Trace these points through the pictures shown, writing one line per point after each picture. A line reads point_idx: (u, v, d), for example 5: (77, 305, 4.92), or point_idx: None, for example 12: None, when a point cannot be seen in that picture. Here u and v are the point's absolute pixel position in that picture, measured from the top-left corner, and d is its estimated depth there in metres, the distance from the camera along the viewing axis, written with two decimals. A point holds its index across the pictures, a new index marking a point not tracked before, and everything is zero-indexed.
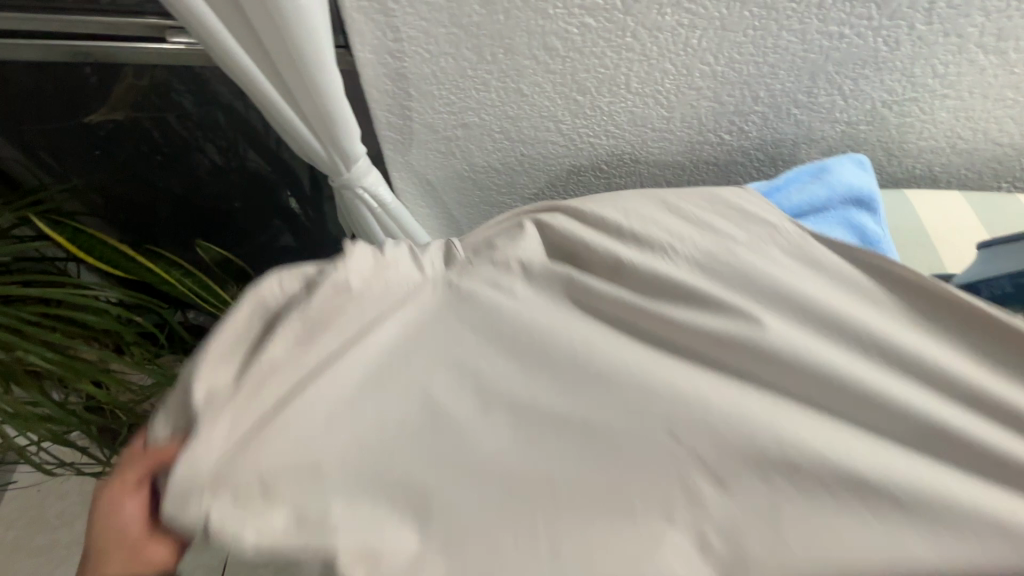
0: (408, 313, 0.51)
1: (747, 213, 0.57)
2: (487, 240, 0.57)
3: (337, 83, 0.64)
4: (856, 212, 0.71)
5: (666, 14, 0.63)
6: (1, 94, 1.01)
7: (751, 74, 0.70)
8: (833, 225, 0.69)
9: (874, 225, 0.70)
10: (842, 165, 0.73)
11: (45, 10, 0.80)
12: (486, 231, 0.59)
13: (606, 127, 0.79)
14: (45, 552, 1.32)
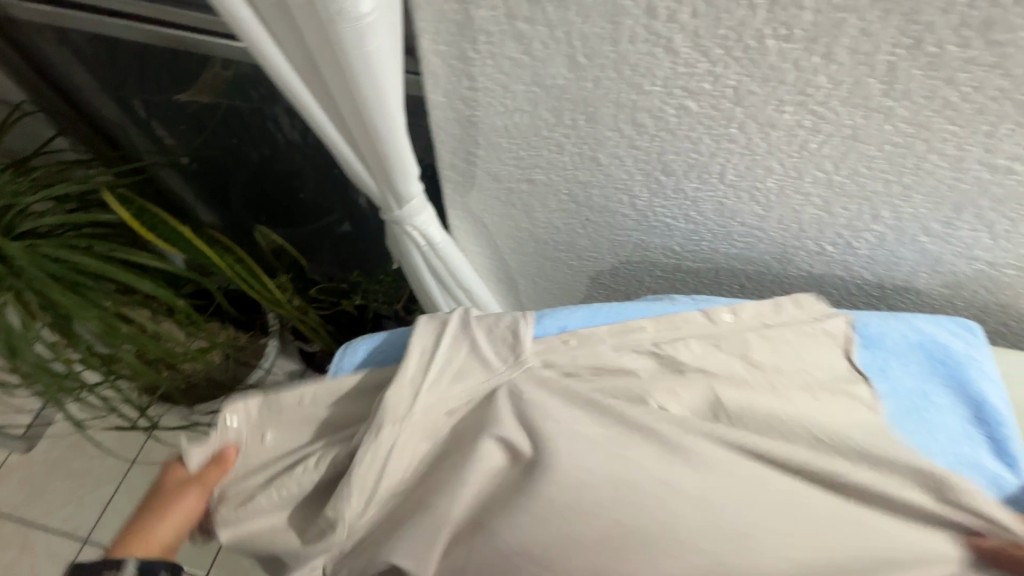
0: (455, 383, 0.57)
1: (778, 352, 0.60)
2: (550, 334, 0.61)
3: (396, 129, 0.59)
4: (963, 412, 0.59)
5: (785, 111, 0.52)
6: (108, 62, 1.05)
7: (877, 191, 0.58)
8: (924, 408, 0.59)
9: (970, 437, 0.57)
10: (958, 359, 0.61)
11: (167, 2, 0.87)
12: (555, 321, 0.63)
13: (687, 212, 0.70)
14: (77, 479, 1.41)
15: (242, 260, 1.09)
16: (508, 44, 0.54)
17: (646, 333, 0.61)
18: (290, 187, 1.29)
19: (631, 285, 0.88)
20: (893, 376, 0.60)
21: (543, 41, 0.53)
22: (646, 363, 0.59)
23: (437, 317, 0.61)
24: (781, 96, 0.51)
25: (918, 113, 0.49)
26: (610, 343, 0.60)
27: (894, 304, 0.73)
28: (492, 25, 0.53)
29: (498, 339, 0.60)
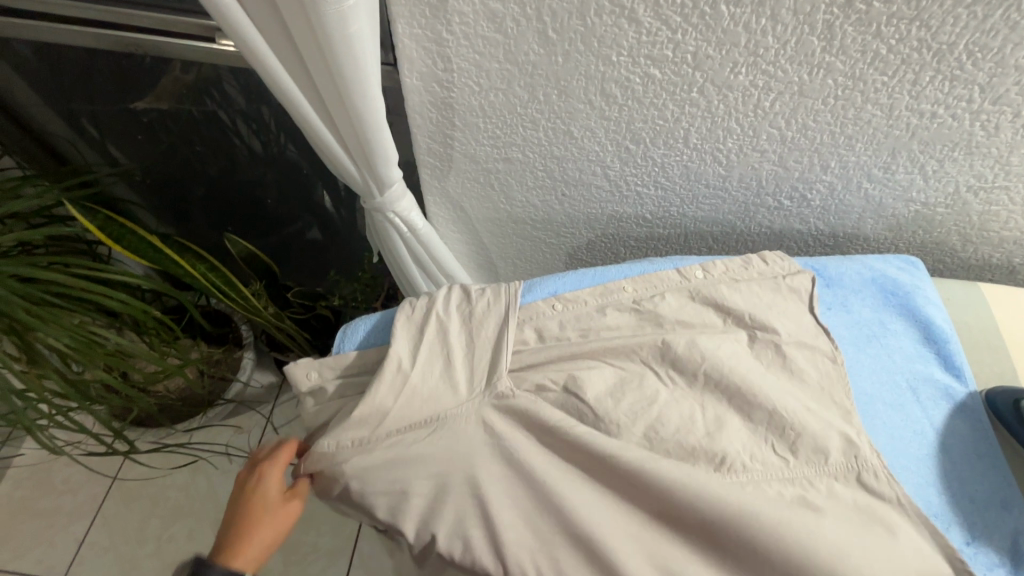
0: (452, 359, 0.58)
1: (755, 295, 0.64)
2: (542, 303, 0.63)
3: (378, 113, 0.60)
4: (912, 338, 0.65)
5: (740, 73, 0.57)
6: (52, 74, 1.01)
7: (824, 143, 0.64)
8: (877, 336, 0.65)
9: (919, 359, 0.64)
10: (909, 292, 0.67)
11: (132, 5, 0.84)
12: (545, 288, 0.65)
13: (656, 178, 0.74)
14: (47, 516, 1.33)
15: (214, 268, 1.07)
16: (481, 24, 0.57)
17: (631, 294, 0.64)
18: (254, 195, 1.27)
19: (607, 257, 0.92)
20: (850, 310, 0.66)
21: (514, 19, 0.56)
22: (631, 322, 0.63)
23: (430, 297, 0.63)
24: (735, 58, 0.56)
25: (854, 66, 0.55)
26: (597, 306, 0.64)
27: (847, 251, 0.80)
28: (465, 6, 0.55)
29: (493, 316, 0.61)
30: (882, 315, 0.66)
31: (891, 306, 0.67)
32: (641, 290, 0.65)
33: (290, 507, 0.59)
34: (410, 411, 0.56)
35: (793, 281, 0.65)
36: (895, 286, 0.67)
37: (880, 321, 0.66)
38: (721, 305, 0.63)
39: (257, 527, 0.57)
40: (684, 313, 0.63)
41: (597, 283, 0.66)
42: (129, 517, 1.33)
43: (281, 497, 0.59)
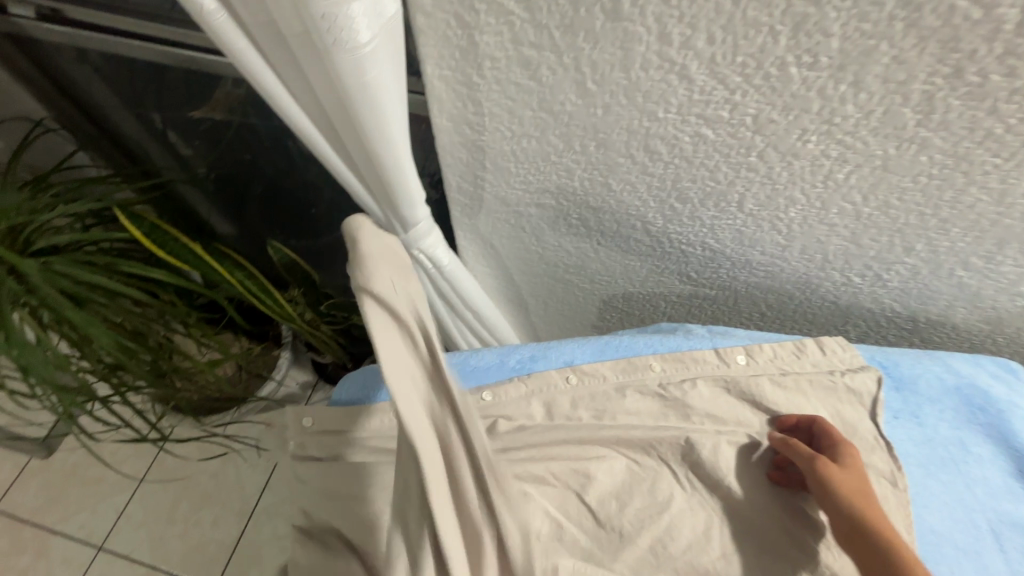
0: None
1: (804, 392, 0.56)
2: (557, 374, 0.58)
3: (398, 156, 0.57)
4: (995, 466, 0.55)
5: (809, 141, 0.49)
6: (125, 79, 1.06)
7: (910, 224, 0.54)
8: (954, 458, 0.54)
9: (1002, 495, 0.53)
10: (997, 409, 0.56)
11: (192, 23, 0.86)
12: (563, 354, 0.60)
13: (704, 239, 0.66)
14: (94, 484, 1.43)
15: (252, 276, 1.09)
16: (514, 70, 0.52)
17: (659, 376, 0.58)
18: (302, 201, 1.29)
19: (644, 309, 0.85)
20: (924, 422, 0.56)
21: (550, 67, 0.50)
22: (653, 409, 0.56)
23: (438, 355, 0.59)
24: (804, 125, 0.48)
25: (957, 145, 0.45)
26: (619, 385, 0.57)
27: (928, 337, 0.69)
28: (497, 51, 0.50)
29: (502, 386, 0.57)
30: (962, 432, 0.56)
31: (974, 423, 0.56)
32: (670, 371, 0.58)
33: None
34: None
35: (854, 382, 0.56)
36: (982, 401, 0.57)
37: (959, 440, 0.55)
38: (759, 399, 0.56)
39: None
40: (716, 405, 0.56)
41: (623, 356, 0.60)
42: (163, 499, 1.40)
43: None
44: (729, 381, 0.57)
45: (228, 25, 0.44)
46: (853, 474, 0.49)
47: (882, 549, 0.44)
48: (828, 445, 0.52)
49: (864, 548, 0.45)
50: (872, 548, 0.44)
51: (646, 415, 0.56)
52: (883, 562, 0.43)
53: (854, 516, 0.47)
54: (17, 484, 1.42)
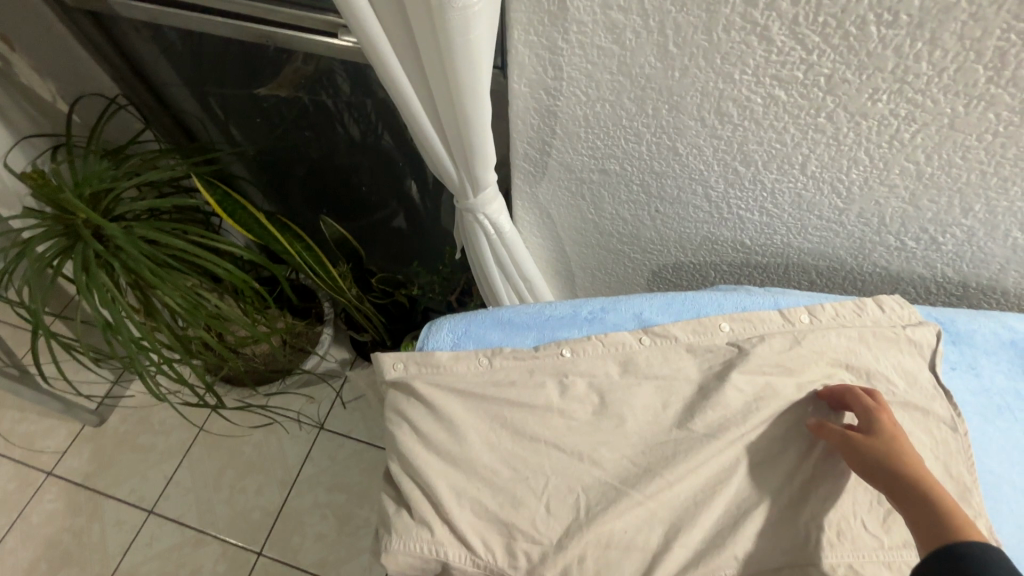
0: (533, 376, 0.58)
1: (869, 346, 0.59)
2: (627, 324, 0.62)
3: (484, 117, 0.61)
4: None
5: (879, 100, 0.52)
6: (194, 59, 1.12)
7: (970, 183, 0.57)
8: (1002, 410, 0.58)
9: None
10: None
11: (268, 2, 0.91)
12: (632, 307, 0.63)
13: (762, 204, 0.70)
14: (144, 452, 1.48)
15: (309, 248, 1.14)
16: (600, 34, 0.56)
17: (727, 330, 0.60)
18: (351, 180, 1.33)
19: (693, 279, 0.88)
20: (975, 374, 0.59)
21: (635, 31, 0.54)
22: (723, 357, 0.59)
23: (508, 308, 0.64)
24: (877, 84, 0.51)
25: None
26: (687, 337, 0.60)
27: (977, 303, 0.72)
28: (586, 15, 0.54)
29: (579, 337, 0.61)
30: (1014, 386, 0.59)
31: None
32: (739, 330, 0.60)
33: None
34: (485, 420, 0.56)
35: (913, 334, 0.59)
36: None
37: (1010, 391, 0.58)
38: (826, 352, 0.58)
39: None
40: (784, 355, 0.58)
41: (693, 313, 0.63)
42: (211, 466, 1.46)
43: None
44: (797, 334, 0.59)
45: None
46: (889, 436, 0.50)
47: (942, 511, 0.44)
48: (859, 413, 0.53)
49: (918, 507, 0.45)
50: (924, 506, 0.45)
51: (716, 362, 0.58)
52: (935, 519, 0.44)
53: (902, 480, 0.47)
54: (72, 449, 1.49)
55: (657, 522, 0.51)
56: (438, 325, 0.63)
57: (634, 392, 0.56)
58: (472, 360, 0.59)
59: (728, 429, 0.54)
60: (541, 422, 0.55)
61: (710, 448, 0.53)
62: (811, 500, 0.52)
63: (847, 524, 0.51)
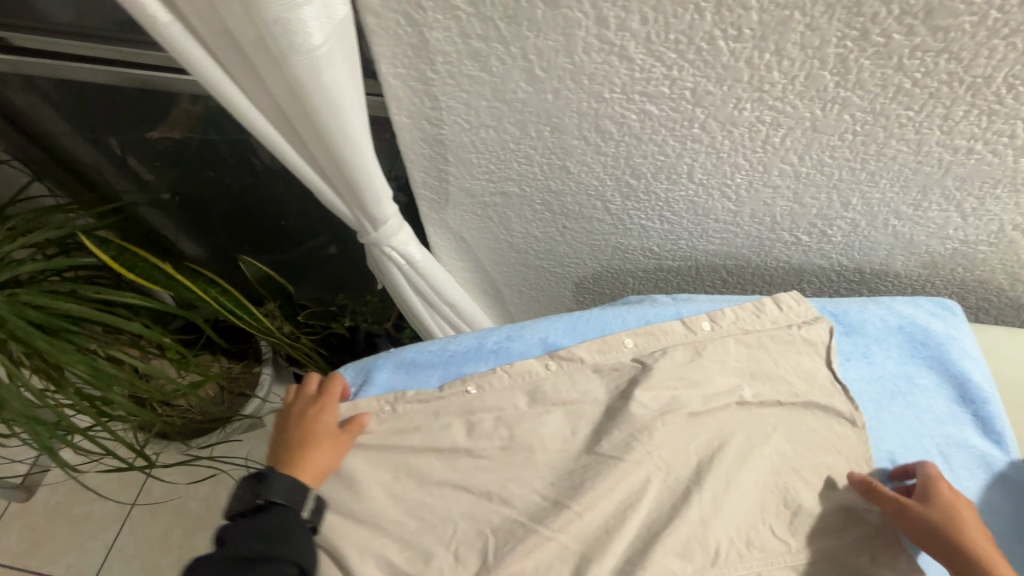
0: (438, 419, 0.57)
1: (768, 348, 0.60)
2: (534, 351, 0.61)
3: (363, 155, 0.59)
4: (945, 399, 0.59)
5: (744, 109, 0.53)
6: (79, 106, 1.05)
7: (844, 179, 0.59)
8: (902, 395, 0.59)
9: (951, 425, 0.57)
10: (946, 345, 0.60)
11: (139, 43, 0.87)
12: (538, 331, 0.62)
13: (661, 212, 0.70)
14: (80, 522, 1.39)
15: (227, 291, 1.09)
16: (466, 63, 0.54)
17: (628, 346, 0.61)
18: (271, 214, 1.28)
19: (615, 287, 0.88)
20: (871, 362, 0.60)
21: (499, 58, 0.53)
22: (628, 375, 0.59)
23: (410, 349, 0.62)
24: (738, 94, 0.51)
25: (874, 101, 0.49)
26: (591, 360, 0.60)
27: (876, 287, 0.74)
28: (448, 45, 0.53)
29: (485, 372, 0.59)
30: (909, 369, 0.60)
31: (919, 359, 0.60)
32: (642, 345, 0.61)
33: (324, 453, 0.54)
34: (390, 471, 0.55)
35: (809, 331, 0.60)
36: (927, 337, 0.60)
37: (906, 376, 0.60)
38: (727, 358, 0.59)
39: (316, 445, 0.54)
40: (685, 367, 0.58)
41: (599, 331, 0.62)
42: (155, 528, 1.38)
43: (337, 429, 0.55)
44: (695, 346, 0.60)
45: (182, 37, 0.46)
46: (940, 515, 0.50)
47: None
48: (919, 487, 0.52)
49: None
50: None
51: (621, 382, 0.58)
52: None
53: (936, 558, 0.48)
54: None
55: (571, 556, 0.50)
56: (341, 371, 0.61)
57: (540, 423, 0.56)
58: (376, 410, 0.58)
59: (635, 450, 0.54)
60: (446, 465, 0.54)
61: (619, 472, 0.53)
62: (721, 510, 0.52)
63: (753, 531, 0.51)
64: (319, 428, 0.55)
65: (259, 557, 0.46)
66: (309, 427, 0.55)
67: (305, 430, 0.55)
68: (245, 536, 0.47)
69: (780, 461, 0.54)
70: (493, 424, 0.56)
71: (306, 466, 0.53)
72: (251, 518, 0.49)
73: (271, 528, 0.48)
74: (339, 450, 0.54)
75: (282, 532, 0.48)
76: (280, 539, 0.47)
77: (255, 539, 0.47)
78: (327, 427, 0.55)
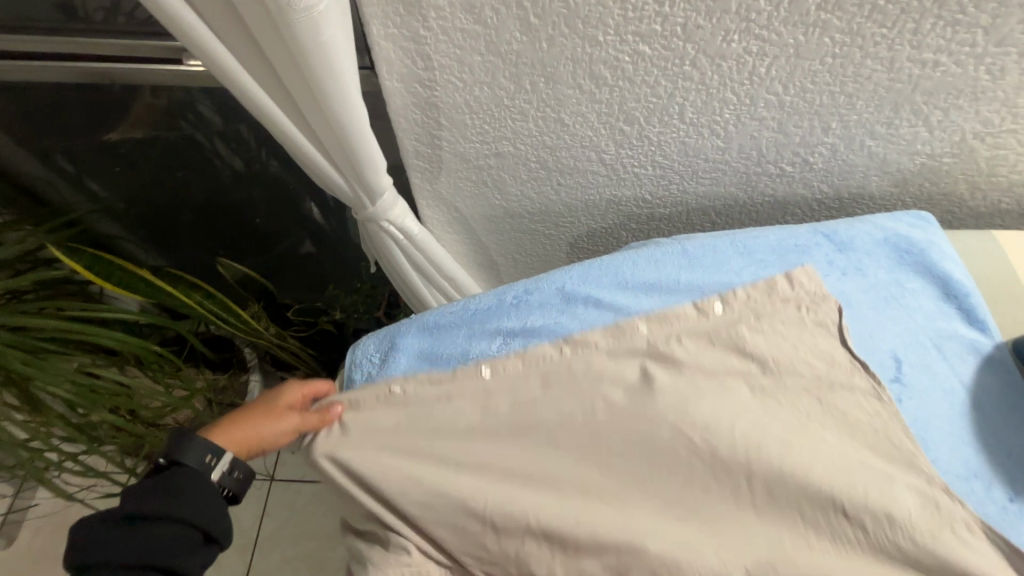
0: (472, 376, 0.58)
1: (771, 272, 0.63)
2: (553, 300, 0.62)
3: (362, 121, 0.57)
4: (932, 299, 0.64)
5: (732, 40, 0.55)
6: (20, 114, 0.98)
7: (824, 104, 0.62)
8: (896, 299, 0.63)
9: (942, 321, 0.62)
10: (927, 249, 0.65)
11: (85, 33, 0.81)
12: (554, 281, 0.64)
13: (653, 158, 0.72)
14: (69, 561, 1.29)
15: (210, 295, 1.05)
16: (459, 16, 0.54)
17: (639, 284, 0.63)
18: (242, 213, 1.23)
19: (609, 242, 0.90)
20: (864, 272, 0.65)
21: (493, 8, 0.53)
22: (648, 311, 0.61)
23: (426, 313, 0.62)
24: (727, 26, 0.54)
25: (852, 21, 0.53)
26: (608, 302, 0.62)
27: (853, 211, 0.79)
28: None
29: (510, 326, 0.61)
30: (899, 275, 0.65)
31: (905, 266, 0.65)
32: (654, 282, 0.63)
33: (257, 429, 0.59)
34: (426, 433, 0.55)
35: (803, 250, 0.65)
36: (909, 245, 0.65)
37: (896, 282, 0.64)
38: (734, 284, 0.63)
39: (256, 419, 0.59)
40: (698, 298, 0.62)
41: (612, 275, 0.64)
42: None
43: (280, 413, 0.60)
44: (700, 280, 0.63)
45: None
46: None
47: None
48: None
49: None
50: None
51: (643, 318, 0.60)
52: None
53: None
54: None
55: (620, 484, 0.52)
56: (364, 342, 0.62)
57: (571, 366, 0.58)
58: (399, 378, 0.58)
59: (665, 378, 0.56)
60: (482, 419, 0.56)
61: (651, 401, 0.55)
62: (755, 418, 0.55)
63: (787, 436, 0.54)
64: (270, 403, 0.60)
65: (152, 513, 0.48)
66: (265, 400, 0.61)
67: (260, 403, 0.61)
68: (146, 494, 0.50)
69: (804, 367, 0.57)
70: (508, 379, 0.58)
71: (241, 431, 0.59)
72: (156, 478, 0.52)
73: (174, 486, 0.51)
74: (273, 433, 0.58)
75: (187, 492, 0.51)
76: (181, 498, 0.50)
77: (159, 498, 0.50)
78: (278, 406, 0.60)
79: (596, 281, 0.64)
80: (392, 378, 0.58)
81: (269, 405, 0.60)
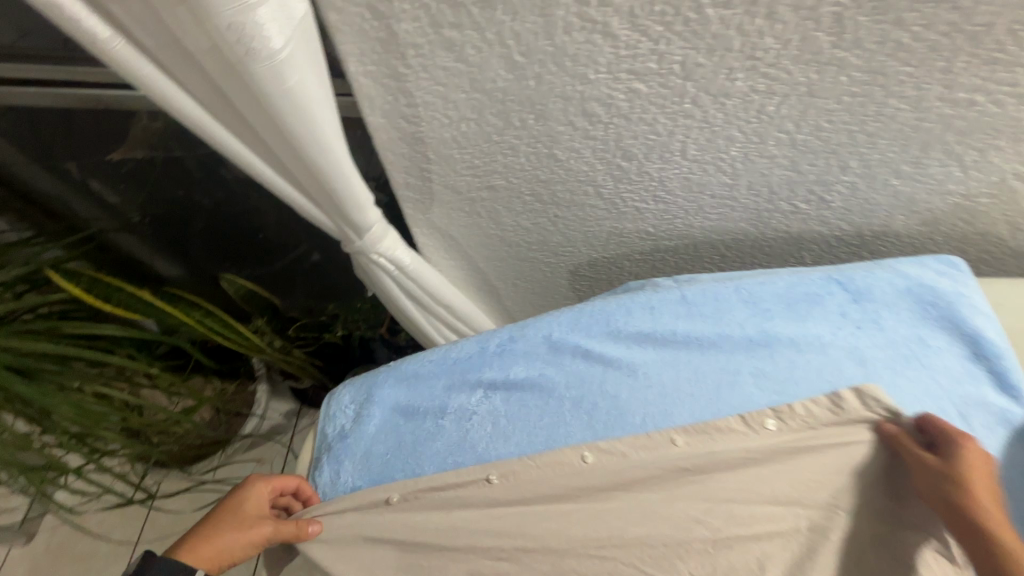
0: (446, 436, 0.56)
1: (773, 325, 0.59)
2: (537, 351, 0.59)
3: (340, 162, 0.55)
4: (959, 359, 0.58)
5: (736, 79, 0.50)
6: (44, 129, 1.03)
7: (841, 143, 0.57)
8: (917, 359, 0.57)
9: (968, 385, 0.56)
10: (956, 304, 0.59)
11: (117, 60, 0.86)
12: (542, 329, 0.60)
13: (654, 192, 0.67)
14: (85, 559, 1.33)
15: (211, 313, 1.05)
16: (439, 54, 0.51)
17: (631, 335, 0.59)
18: (248, 227, 1.23)
19: (611, 272, 0.86)
20: (882, 326, 0.59)
21: (474, 46, 0.50)
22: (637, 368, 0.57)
23: (401, 365, 0.61)
24: (730, 64, 0.49)
25: (872, 60, 0.47)
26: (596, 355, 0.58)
27: (876, 250, 0.72)
28: (419, 37, 0.50)
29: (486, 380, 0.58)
30: (922, 330, 0.59)
31: (930, 321, 0.59)
32: (647, 333, 0.59)
33: (227, 539, 0.56)
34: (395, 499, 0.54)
35: (811, 302, 0.60)
36: (935, 298, 0.59)
37: (918, 338, 0.58)
38: (732, 338, 0.59)
39: (226, 528, 0.56)
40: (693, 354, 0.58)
41: (603, 324, 0.60)
42: None
43: (255, 516, 0.57)
44: (697, 331, 0.59)
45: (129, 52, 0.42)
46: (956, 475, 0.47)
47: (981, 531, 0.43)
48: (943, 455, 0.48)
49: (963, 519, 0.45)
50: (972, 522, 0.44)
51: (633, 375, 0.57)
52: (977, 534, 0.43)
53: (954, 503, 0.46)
54: None
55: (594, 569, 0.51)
56: (340, 393, 0.62)
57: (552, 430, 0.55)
58: (373, 433, 0.58)
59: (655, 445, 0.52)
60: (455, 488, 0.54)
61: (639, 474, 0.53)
62: (742, 484, 0.52)
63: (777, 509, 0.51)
64: (238, 508, 0.57)
65: None
66: (227, 506, 0.58)
67: (223, 511, 0.58)
68: None
69: (807, 441, 0.53)
70: (483, 437, 0.56)
71: (209, 545, 0.55)
72: None
73: None
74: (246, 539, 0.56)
75: None
76: None
77: None
78: (246, 510, 0.58)
79: (585, 330, 0.60)
80: (366, 434, 0.58)
81: (239, 510, 0.57)
